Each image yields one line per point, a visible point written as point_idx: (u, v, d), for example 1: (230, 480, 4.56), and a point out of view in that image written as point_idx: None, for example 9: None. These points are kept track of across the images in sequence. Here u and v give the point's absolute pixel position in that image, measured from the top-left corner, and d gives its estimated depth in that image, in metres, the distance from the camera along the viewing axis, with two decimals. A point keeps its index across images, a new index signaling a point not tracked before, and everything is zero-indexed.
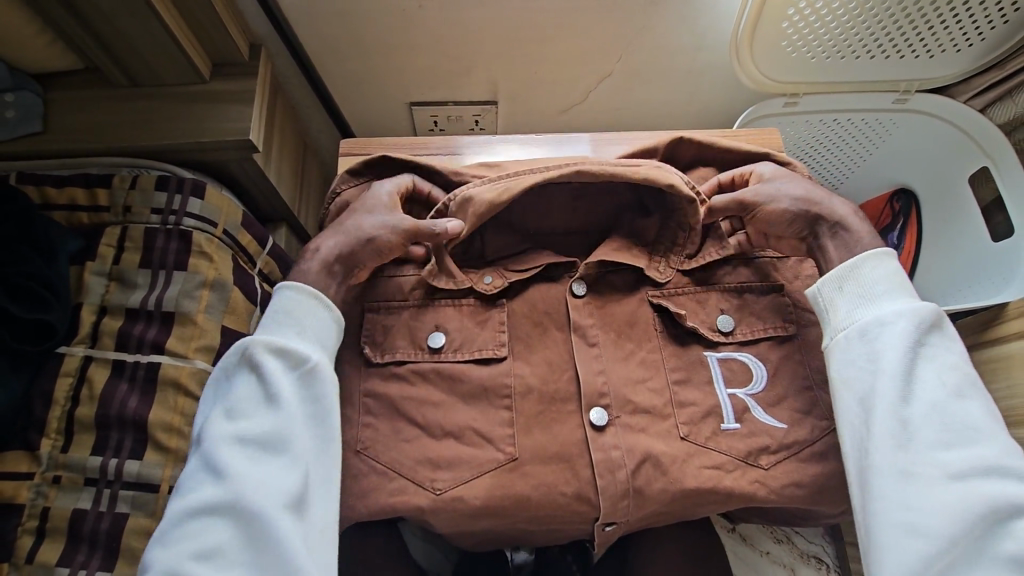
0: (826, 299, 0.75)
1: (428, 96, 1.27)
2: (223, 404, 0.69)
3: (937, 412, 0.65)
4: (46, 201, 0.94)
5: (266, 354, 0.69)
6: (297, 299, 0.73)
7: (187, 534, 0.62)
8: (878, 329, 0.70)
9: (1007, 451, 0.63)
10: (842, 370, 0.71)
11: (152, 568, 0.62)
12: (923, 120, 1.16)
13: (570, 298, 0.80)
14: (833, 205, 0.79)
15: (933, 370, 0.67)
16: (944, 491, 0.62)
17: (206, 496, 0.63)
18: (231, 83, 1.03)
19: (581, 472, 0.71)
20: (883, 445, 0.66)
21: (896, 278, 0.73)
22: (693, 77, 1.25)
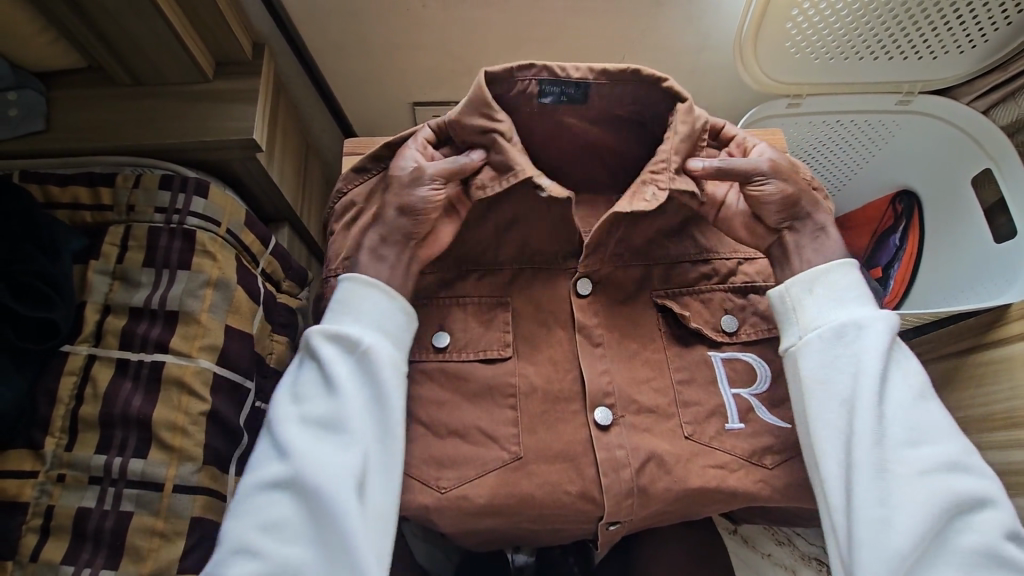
0: (794, 299, 0.76)
1: (432, 96, 1.27)
2: (290, 388, 0.71)
3: (908, 413, 0.68)
4: (49, 199, 0.94)
5: (326, 341, 0.71)
6: (353, 287, 0.74)
7: (257, 509, 0.65)
8: (855, 332, 0.72)
9: (966, 449, 0.68)
10: (815, 370, 0.72)
11: (226, 539, 0.64)
12: (929, 124, 1.16)
13: (575, 298, 0.79)
14: (813, 212, 0.80)
15: (901, 373, 0.71)
16: (919, 488, 0.65)
17: (274, 473, 0.66)
18: (235, 82, 1.03)
19: (585, 471, 0.71)
20: (862, 444, 0.67)
21: (861, 285, 0.76)
22: (695, 77, 1.25)
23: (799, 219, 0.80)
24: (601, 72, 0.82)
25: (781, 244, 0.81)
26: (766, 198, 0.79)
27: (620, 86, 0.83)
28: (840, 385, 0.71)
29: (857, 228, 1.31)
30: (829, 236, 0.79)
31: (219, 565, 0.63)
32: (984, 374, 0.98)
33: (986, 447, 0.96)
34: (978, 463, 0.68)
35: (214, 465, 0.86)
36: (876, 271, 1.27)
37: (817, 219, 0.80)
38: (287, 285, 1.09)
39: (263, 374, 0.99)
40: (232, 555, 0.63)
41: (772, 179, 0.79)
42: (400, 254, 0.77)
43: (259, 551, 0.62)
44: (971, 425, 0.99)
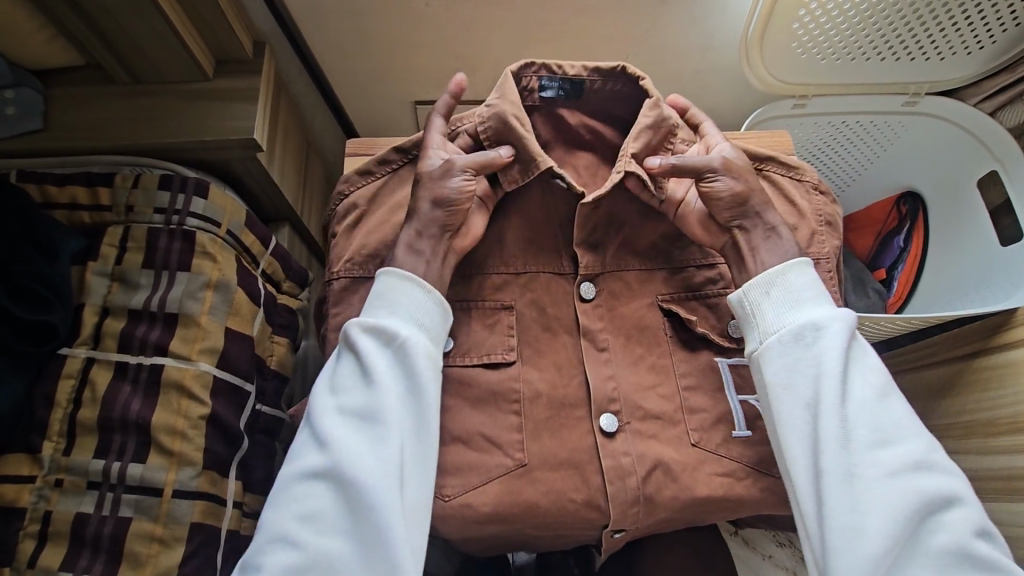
0: (752, 303, 0.74)
1: (434, 95, 1.26)
2: (329, 378, 0.70)
3: (872, 413, 0.66)
4: (47, 199, 0.93)
5: (365, 332, 0.70)
6: (393, 279, 0.72)
7: (295, 499, 0.64)
8: (814, 334, 0.70)
9: (932, 448, 0.66)
10: (778, 374, 0.70)
11: (264, 528, 0.64)
12: (939, 126, 1.15)
13: (579, 302, 0.79)
14: (764, 211, 0.79)
15: (863, 373, 0.69)
16: (889, 491, 0.63)
17: (312, 464, 0.65)
18: (235, 80, 1.02)
19: (590, 479, 0.70)
20: (828, 449, 0.65)
21: (817, 284, 0.74)
22: (701, 78, 1.24)
23: (751, 217, 0.78)
24: (594, 69, 0.86)
25: (733, 243, 0.79)
26: (717, 193, 0.78)
27: (611, 83, 0.87)
28: (801, 389, 0.69)
29: (860, 229, 1.30)
30: (780, 236, 0.77)
31: (258, 554, 0.63)
32: (990, 378, 0.97)
33: (989, 452, 0.96)
34: (945, 460, 0.66)
35: (213, 470, 0.86)
36: (880, 272, 1.26)
37: (770, 218, 0.78)
38: (288, 286, 1.08)
39: (263, 377, 0.98)
40: (271, 543, 0.62)
41: (724, 175, 0.78)
42: (437, 247, 0.75)
43: (298, 540, 0.61)
44: (976, 431, 0.98)
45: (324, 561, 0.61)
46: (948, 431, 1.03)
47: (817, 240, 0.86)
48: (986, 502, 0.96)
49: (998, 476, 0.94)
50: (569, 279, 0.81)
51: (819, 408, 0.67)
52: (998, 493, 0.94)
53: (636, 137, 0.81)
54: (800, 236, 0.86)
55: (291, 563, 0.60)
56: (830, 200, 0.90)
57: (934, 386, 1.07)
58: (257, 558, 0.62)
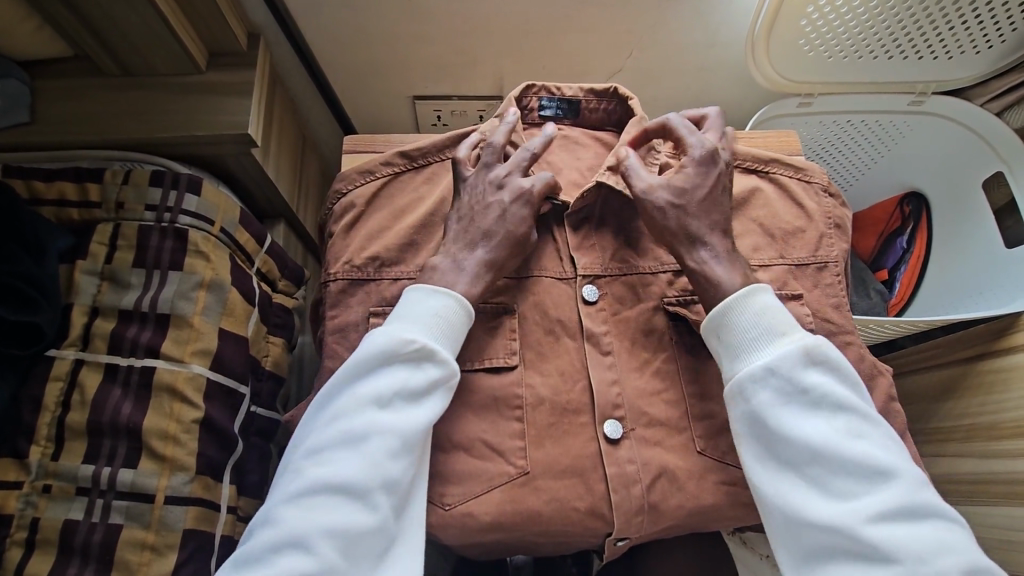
0: (713, 348, 0.70)
1: (431, 90, 1.23)
2: (374, 387, 0.65)
3: (836, 462, 0.62)
4: (33, 195, 0.90)
5: (425, 357, 0.67)
6: (453, 306, 0.69)
7: (318, 509, 0.61)
8: (767, 381, 0.65)
9: (909, 489, 0.61)
10: (740, 425, 0.66)
11: (278, 525, 0.61)
12: (948, 128, 1.13)
13: (582, 305, 0.77)
14: (693, 241, 0.72)
15: (826, 414, 0.64)
16: (859, 545, 0.59)
17: (344, 480, 0.61)
18: (228, 73, 0.99)
19: (594, 487, 0.69)
20: (784, 504, 0.63)
21: (769, 319, 0.68)
22: (705, 75, 1.21)
23: (681, 248, 0.72)
24: (589, 90, 0.93)
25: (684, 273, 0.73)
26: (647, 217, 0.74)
27: (605, 103, 0.94)
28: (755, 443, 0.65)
29: (863, 229, 1.29)
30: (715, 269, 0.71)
31: (265, 550, 0.60)
32: (994, 382, 0.96)
33: (989, 455, 0.94)
34: (925, 499, 0.61)
35: (207, 474, 0.84)
36: (882, 273, 1.24)
37: (714, 243, 0.72)
38: (283, 285, 1.06)
39: (258, 378, 0.97)
40: (284, 544, 0.59)
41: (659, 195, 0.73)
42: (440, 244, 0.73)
43: (314, 551, 0.59)
44: (978, 434, 0.97)
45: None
46: (950, 433, 1.02)
47: (825, 243, 0.84)
48: (984, 505, 0.94)
49: (1000, 480, 0.92)
50: (571, 283, 0.79)
51: (771, 460, 0.64)
52: (998, 497, 0.92)
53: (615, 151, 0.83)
54: (807, 239, 0.84)
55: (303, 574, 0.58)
56: (838, 202, 0.88)
57: (936, 389, 1.05)
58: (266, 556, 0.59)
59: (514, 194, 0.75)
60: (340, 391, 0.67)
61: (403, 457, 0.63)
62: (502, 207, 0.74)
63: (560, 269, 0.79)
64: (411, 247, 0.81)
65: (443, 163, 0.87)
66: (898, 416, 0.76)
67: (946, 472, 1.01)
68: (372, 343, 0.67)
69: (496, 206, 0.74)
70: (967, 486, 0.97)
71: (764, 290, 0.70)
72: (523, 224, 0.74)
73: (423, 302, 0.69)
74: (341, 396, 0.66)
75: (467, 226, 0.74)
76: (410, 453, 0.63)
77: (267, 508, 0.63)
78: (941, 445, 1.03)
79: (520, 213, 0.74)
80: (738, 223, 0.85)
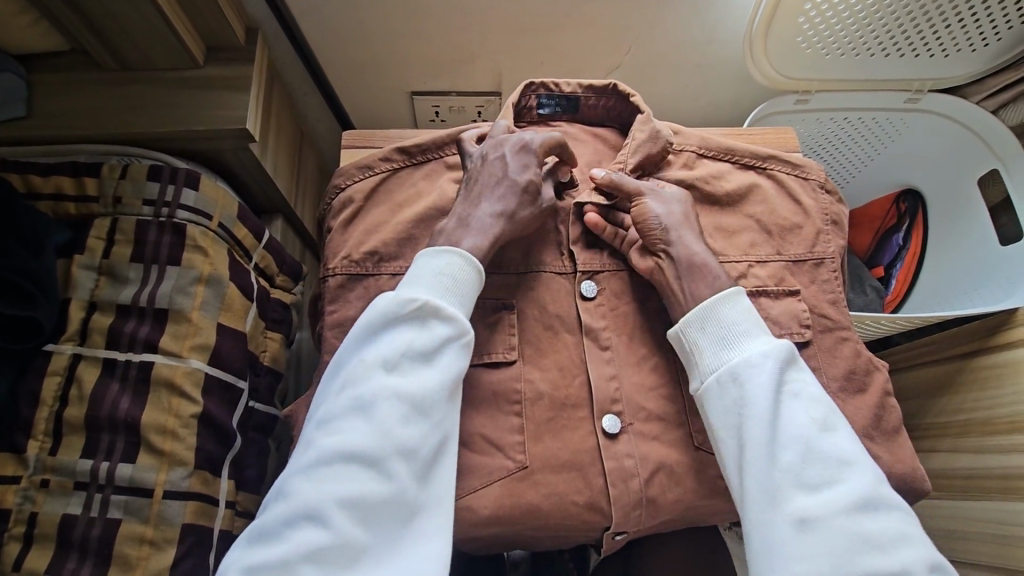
0: (690, 339, 0.71)
1: (430, 86, 1.23)
2: (381, 351, 0.65)
3: (810, 451, 0.63)
4: (30, 189, 0.90)
5: (433, 318, 0.67)
6: (463, 264, 0.70)
7: (334, 479, 0.60)
8: (748, 371, 0.66)
9: (876, 482, 0.62)
10: (718, 415, 0.66)
11: (292, 498, 0.60)
12: (948, 127, 1.13)
13: (581, 300, 0.78)
14: (686, 239, 0.76)
15: (801, 405, 0.65)
16: (831, 533, 0.59)
17: (357, 447, 0.61)
18: (226, 68, 0.99)
19: (593, 481, 0.69)
20: (759, 492, 0.62)
21: (749, 316, 0.71)
22: (704, 72, 1.22)
23: (675, 244, 0.75)
24: (588, 86, 0.92)
25: (660, 268, 0.75)
26: (643, 213, 0.77)
27: (604, 99, 0.93)
28: (733, 430, 0.65)
29: (860, 226, 1.30)
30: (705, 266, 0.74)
31: (280, 525, 0.59)
32: (987, 378, 0.96)
33: (983, 450, 0.95)
34: (889, 494, 0.62)
35: (206, 469, 0.84)
36: (878, 269, 1.25)
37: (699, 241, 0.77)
38: (281, 280, 1.06)
39: (257, 373, 0.97)
40: (299, 516, 0.59)
41: (655, 200, 0.78)
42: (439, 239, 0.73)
43: (330, 520, 0.58)
44: (974, 428, 0.97)
45: (350, 549, 0.58)
46: (945, 428, 1.03)
47: (821, 240, 0.85)
48: (980, 501, 0.95)
49: (994, 474, 0.92)
50: (570, 278, 0.79)
51: (745, 446, 0.64)
52: (992, 492, 0.93)
53: (633, 152, 0.84)
54: (804, 236, 0.84)
55: (319, 544, 0.57)
56: (835, 199, 0.89)
57: (931, 384, 1.07)
58: (284, 530, 0.59)
59: (517, 146, 0.78)
60: (349, 359, 0.67)
61: (417, 419, 0.63)
62: (506, 159, 0.77)
63: (557, 265, 0.80)
64: (411, 242, 0.81)
65: (443, 160, 0.87)
66: (894, 411, 0.77)
67: (940, 467, 1.02)
68: (377, 308, 0.68)
69: (499, 161, 0.78)
70: (961, 480, 0.98)
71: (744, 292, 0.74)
72: (526, 172, 0.77)
73: (429, 267, 0.70)
74: (349, 363, 0.67)
75: (465, 211, 0.75)
76: (423, 415, 0.63)
77: (284, 483, 0.62)
78: (936, 440, 1.04)
79: (524, 164, 0.77)
80: (736, 220, 0.85)
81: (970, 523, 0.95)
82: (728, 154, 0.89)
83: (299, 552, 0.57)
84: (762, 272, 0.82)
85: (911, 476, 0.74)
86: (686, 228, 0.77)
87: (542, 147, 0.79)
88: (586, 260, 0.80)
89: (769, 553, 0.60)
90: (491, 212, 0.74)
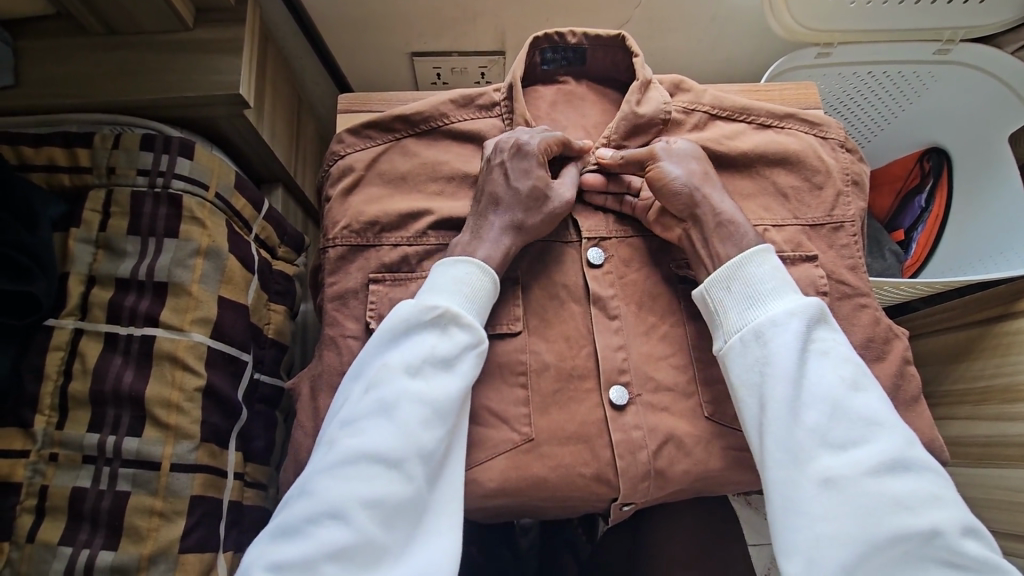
0: (715, 300, 0.68)
1: (432, 45, 1.18)
2: (404, 356, 0.64)
3: (837, 411, 0.60)
4: (23, 161, 0.87)
5: (453, 325, 0.66)
6: (484, 280, 0.69)
7: (354, 478, 0.59)
8: (773, 332, 0.64)
9: (906, 443, 0.59)
10: (742, 375, 0.64)
11: (314, 495, 0.59)
12: (989, 85, 1.07)
13: (588, 268, 0.75)
14: (710, 198, 0.72)
15: (828, 365, 0.62)
16: (856, 494, 0.57)
17: (378, 447, 0.60)
18: (216, 31, 0.94)
19: (600, 453, 0.68)
20: (782, 452, 0.60)
21: (778, 274, 0.67)
22: (719, 27, 1.15)
23: (700, 205, 0.72)
24: (595, 39, 0.87)
25: (687, 240, 0.72)
26: (663, 175, 0.73)
27: (611, 54, 0.88)
28: (754, 389, 0.63)
29: (879, 187, 1.23)
30: (737, 226, 0.71)
31: (303, 522, 0.59)
32: (1010, 343, 0.92)
33: (1003, 417, 0.92)
34: (922, 455, 0.59)
35: (212, 442, 0.84)
36: (897, 234, 1.18)
37: (712, 198, 0.73)
38: (283, 251, 1.04)
39: (261, 346, 0.96)
40: (321, 513, 0.58)
41: (668, 161, 0.74)
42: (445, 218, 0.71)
43: (351, 519, 0.58)
44: (994, 395, 0.94)
45: (370, 547, 0.58)
46: (964, 396, 0.99)
47: (842, 202, 0.81)
48: (996, 469, 0.92)
49: (1015, 443, 0.89)
50: (575, 247, 0.77)
51: (767, 407, 0.62)
52: (1010, 460, 0.90)
53: (618, 125, 0.81)
54: (824, 198, 0.81)
55: (341, 542, 0.57)
56: (856, 158, 0.85)
57: (951, 351, 1.03)
58: (305, 527, 0.58)
59: (513, 151, 0.75)
60: (371, 360, 0.66)
61: (437, 423, 0.62)
62: (506, 167, 0.74)
63: (560, 232, 0.77)
64: (410, 210, 0.78)
65: (446, 127, 0.83)
66: (913, 379, 0.74)
67: (958, 434, 0.99)
68: (399, 313, 0.67)
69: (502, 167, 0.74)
70: (979, 449, 0.95)
71: (772, 249, 0.70)
72: (528, 178, 0.73)
73: (445, 277, 0.69)
74: (370, 364, 0.66)
75: (478, 223, 0.73)
76: (444, 420, 0.63)
77: (305, 481, 0.61)
78: (955, 408, 1.01)
79: (525, 168, 0.74)
80: (750, 183, 0.81)
81: (987, 491, 0.93)
82: (742, 113, 0.84)
83: (322, 550, 0.57)
84: (778, 237, 0.78)
85: (928, 446, 0.72)
86: (708, 189, 0.73)
87: (540, 147, 0.75)
88: (592, 228, 0.77)
89: (792, 513, 0.58)
90: (507, 227, 0.72)
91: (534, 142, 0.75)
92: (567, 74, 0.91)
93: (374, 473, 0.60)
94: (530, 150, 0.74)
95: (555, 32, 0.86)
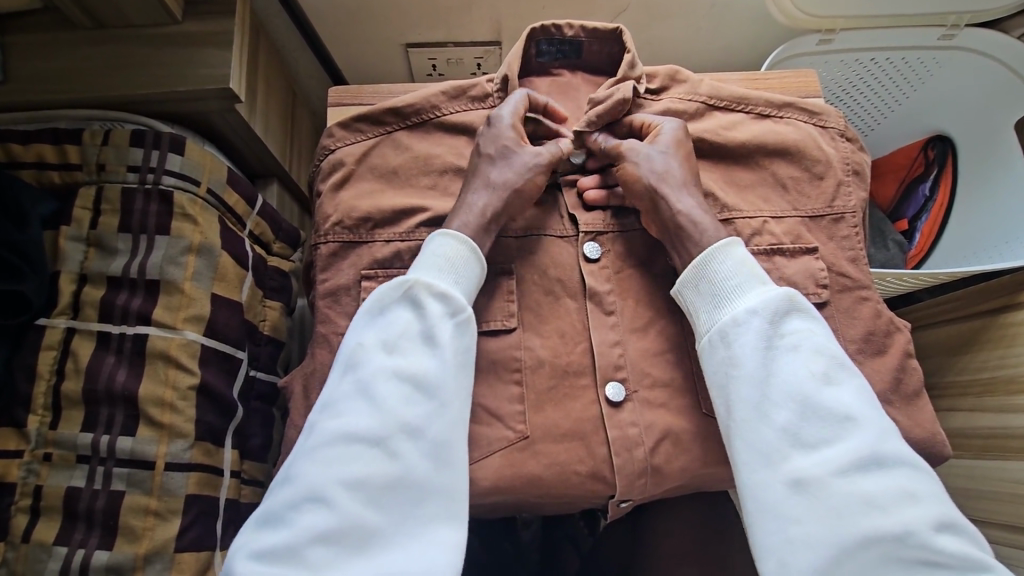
0: (688, 303, 0.68)
1: (427, 36, 1.16)
2: (380, 333, 0.65)
3: (807, 407, 0.59)
4: (11, 159, 0.86)
5: (427, 296, 0.65)
6: (457, 247, 0.68)
7: (337, 462, 0.59)
8: (736, 330, 0.63)
9: (881, 438, 0.57)
10: (712, 374, 0.64)
11: (297, 481, 0.59)
12: (993, 71, 1.05)
13: (584, 263, 0.74)
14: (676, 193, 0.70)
15: (798, 358, 0.61)
16: (827, 494, 0.55)
17: (358, 428, 0.60)
18: (207, 24, 0.92)
19: (596, 450, 0.67)
20: (752, 452, 0.59)
21: (747, 264, 0.66)
22: (719, 14, 1.12)
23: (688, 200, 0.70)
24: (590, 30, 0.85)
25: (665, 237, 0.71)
26: (635, 176, 0.72)
27: (607, 45, 0.87)
28: (721, 389, 0.63)
29: (882, 177, 1.21)
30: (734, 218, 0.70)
31: (287, 509, 0.58)
32: (1014, 334, 0.91)
33: (1007, 409, 0.90)
34: (897, 449, 0.58)
35: (207, 440, 0.84)
36: (901, 223, 1.16)
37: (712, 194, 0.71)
38: (277, 247, 1.04)
39: (257, 343, 0.96)
40: (304, 499, 0.58)
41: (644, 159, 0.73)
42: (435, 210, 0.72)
43: (335, 501, 0.57)
44: (998, 388, 0.92)
45: (360, 531, 0.57)
46: (966, 389, 0.98)
47: (842, 192, 0.79)
48: (994, 461, 0.92)
49: (1017, 436, 0.88)
50: (572, 241, 0.75)
51: (732, 407, 0.62)
52: (1013, 453, 0.89)
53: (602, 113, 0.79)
54: (825, 188, 0.79)
55: (326, 527, 0.56)
56: (856, 147, 0.83)
57: (955, 341, 1.01)
58: (288, 514, 0.58)
59: (488, 126, 0.76)
60: (349, 343, 0.66)
61: (420, 400, 0.61)
62: (479, 142, 0.75)
63: (557, 227, 0.76)
64: (403, 205, 0.77)
65: (439, 120, 0.81)
66: (915, 372, 0.73)
67: (960, 426, 0.98)
68: (376, 295, 0.67)
69: (491, 162, 0.73)
70: (982, 441, 0.94)
71: (742, 244, 0.68)
72: (495, 146, 0.73)
73: (422, 253, 0.69)
74: (347, 347, 0.66)
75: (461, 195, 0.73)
76: (427, 395, 0.62)
77: (288, 469, 0.61)
78: (957, 400, 1.00)
79: (495, 137, 0.74)
80: (750, 174, 0.80)
81: (991, 484, 0.92)
82: (740, 103, 0.82)
83: (307, 536, 0.56)
84: (778, 229, 0.76)
85: (927, 440, 0.71)
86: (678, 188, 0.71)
87: (510, 121, 0.75)
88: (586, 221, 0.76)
89: (766, 512, 0.57)
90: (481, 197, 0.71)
91: (503, 114, 0.75)
92: (563, 66, 0.89)
93: (355, 456, 0.59)
94: (500, 124, 0.75)
95: (551, 25, 0.86)
